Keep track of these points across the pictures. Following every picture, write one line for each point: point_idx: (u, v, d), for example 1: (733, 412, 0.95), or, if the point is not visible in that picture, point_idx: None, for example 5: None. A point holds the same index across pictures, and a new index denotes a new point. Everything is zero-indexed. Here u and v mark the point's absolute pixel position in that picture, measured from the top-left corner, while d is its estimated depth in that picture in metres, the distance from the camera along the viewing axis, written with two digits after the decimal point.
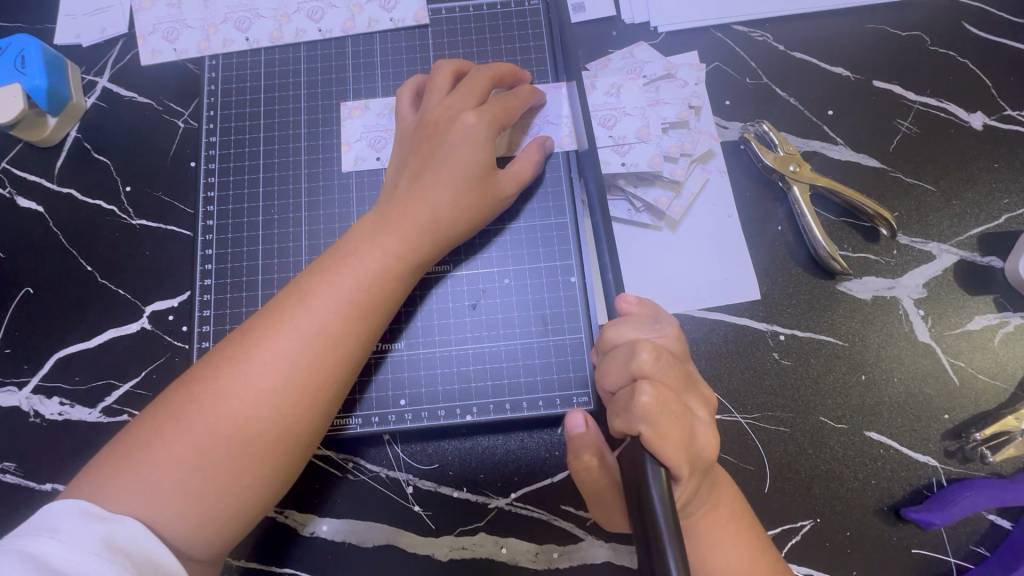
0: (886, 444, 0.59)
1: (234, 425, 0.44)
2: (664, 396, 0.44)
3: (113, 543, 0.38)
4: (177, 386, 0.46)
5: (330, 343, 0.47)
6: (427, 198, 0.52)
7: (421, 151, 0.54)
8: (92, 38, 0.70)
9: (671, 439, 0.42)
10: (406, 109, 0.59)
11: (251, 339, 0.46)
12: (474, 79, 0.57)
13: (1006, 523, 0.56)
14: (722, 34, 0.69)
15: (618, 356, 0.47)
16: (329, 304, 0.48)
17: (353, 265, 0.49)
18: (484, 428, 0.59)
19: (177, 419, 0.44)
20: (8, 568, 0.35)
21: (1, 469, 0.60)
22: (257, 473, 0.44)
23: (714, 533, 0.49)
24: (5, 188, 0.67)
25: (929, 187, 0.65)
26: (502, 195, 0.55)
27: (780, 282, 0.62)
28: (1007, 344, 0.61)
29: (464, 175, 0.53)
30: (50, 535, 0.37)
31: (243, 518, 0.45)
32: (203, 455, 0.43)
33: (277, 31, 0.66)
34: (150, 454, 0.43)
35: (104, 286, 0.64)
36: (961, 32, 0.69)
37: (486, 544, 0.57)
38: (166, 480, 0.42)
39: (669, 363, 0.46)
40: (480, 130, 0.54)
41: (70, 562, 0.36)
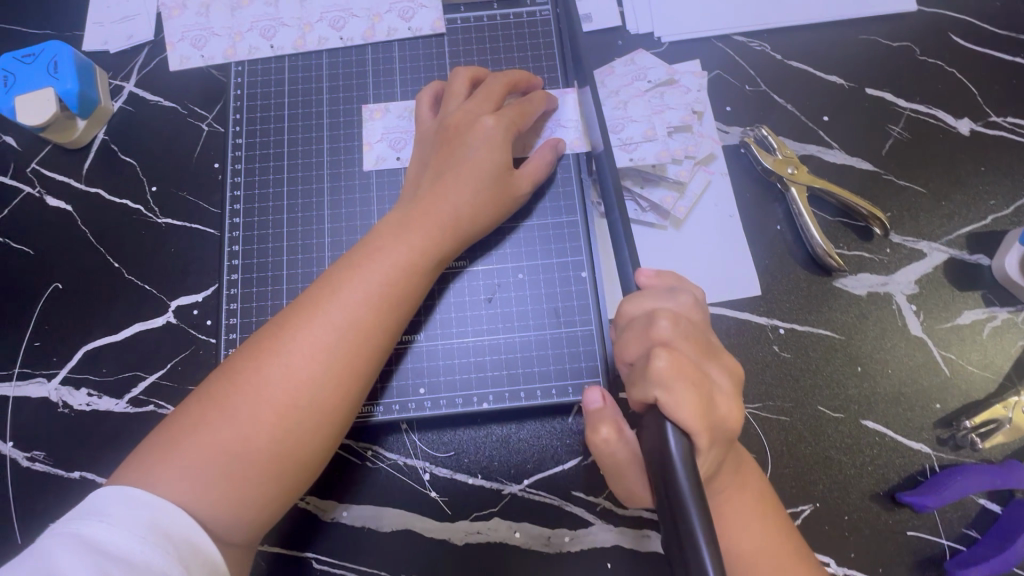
0: (882, 432, 0.62)
1: (274, 412, 0.46)
2: (680, 362, 0.45)
3: (156, 527, 0.41)
4: (217, 376, 0.49)
5: (361, 335, 0.50)
6: (449, 196, 0.55)
7: (441, 153, 0.57)
8: (119, 45, 0.73)
9: (689, 405, 0.43)
10: (426, 113, 0.62)
11: (286, 330, 0.49)
12: (491, 85, 0.60)
13: (996, 507, 0.59)
14: (723, 44, 0.73)
15: (636, 327, 0.50)
16: (359, 298, 0.50)
17: (381, 260, 0.52)
18: (498, 418, 0.62)
19: (219, 407, 0.46)
20: (62, 551, 0.38)
21: (31, 458, 0.62)
22: (295, 456, 0.47)
23: (736, 516, 0.51)
24: (34, 188, 0.69)
25: (920, 189, 0.68)
26: (518, 193, 0.59)
27: (780, 279, 0.66)
28: (995, 337, 0.64)
29: (483, 176, 0.56)
30: (98, 519, 0.40)
31: (280, 501, 0.47)
32: (245, 440, 0.46)
33: (300, 38, 0.69)
34: (194, 439, 0.45)
35: (131, 282, 0.67)
36: (948, 43, 0.73)
37: (500, 529, 0.60)
38: (212, 464, 0.44)
39: (686, 329, 0.48)
40: (497, 133, 0.57)
41: (117, 543, 0.39)
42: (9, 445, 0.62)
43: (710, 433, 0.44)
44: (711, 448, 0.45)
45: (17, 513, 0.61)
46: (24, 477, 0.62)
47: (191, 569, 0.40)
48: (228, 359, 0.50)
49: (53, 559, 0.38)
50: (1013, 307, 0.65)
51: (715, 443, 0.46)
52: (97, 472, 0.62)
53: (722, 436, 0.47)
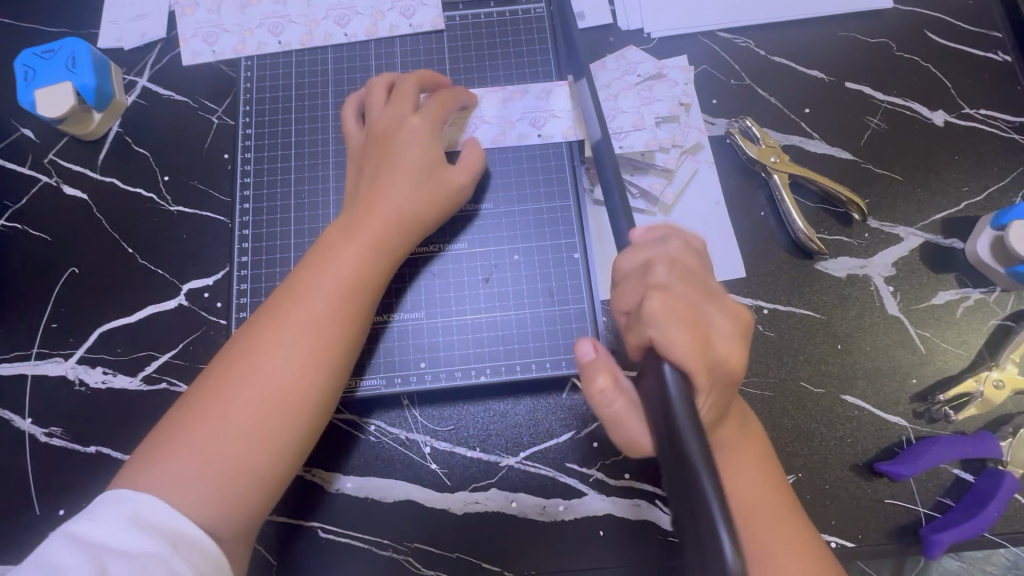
0: (861, 406, 0.65)
1: (255, 410, 0.49)
2: (674, 303, 0.47)
3: (139, 517, 0.43)
4: (193, 389, 0.51)
5: (325, 330, 0.52)
6: (389, 194, 0.58)
7: (373, 160, 0.60)
8: (133, 41, 0.76)
9: (685, 341, 0.45)
10: (353, 123, 0.65)
11: (251, 338, 0.52)
12: (403, 86, 0.63)
13: (968, 476, 0.62)
14: (708, 40, 0.76)
15: (630, 279, 0.51)
16: (319, 297, 0.53)
17: (334, 262, 0.55)
18: (495, 393, 0.65)
19: (198, 416, 0.49)
20: (57, 547, 0.41)
21: (48, 433, 0.65)
22: (280, 446, 0.50)
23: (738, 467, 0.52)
24: (51, 177, 0.73)
25: (897, 177, 0.72)
26: (457, 184, 0.61)
27: (763, 262, 0.69)
28: (969, 317, 0.67)
29: (417, 173, 0.59)
30: (87, 517, 0.43)
31: (272, 489, 0.50)
32: (228, 438, 0.48)
33: (307, 35, 0.73)
34: (178, 449, 0.47)
35: (144, 266, 0.70)
36: (924, 39, 0.76)
37: (497, 499, 0.63)
38: (200, 464, 0.47)
39: (678, 275, 0.49)
40: (421, 134, 0.60)
41: (106, 536, 0.42)
42: (27, 421, 0.65)
43: (708, 369, 0.46)
44: (713, 386, 0.47)
45: (36, 485, 0.64)
46: (42, 451, 0.65)
47: (180, 550, 0.43)
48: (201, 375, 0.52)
49: (50, 556, 0.41)
50: (986, 289, 0.68)
51: (715, 385, 0.47)
52: (111, 446, 0.65)
53: (721, 377, 0.47)
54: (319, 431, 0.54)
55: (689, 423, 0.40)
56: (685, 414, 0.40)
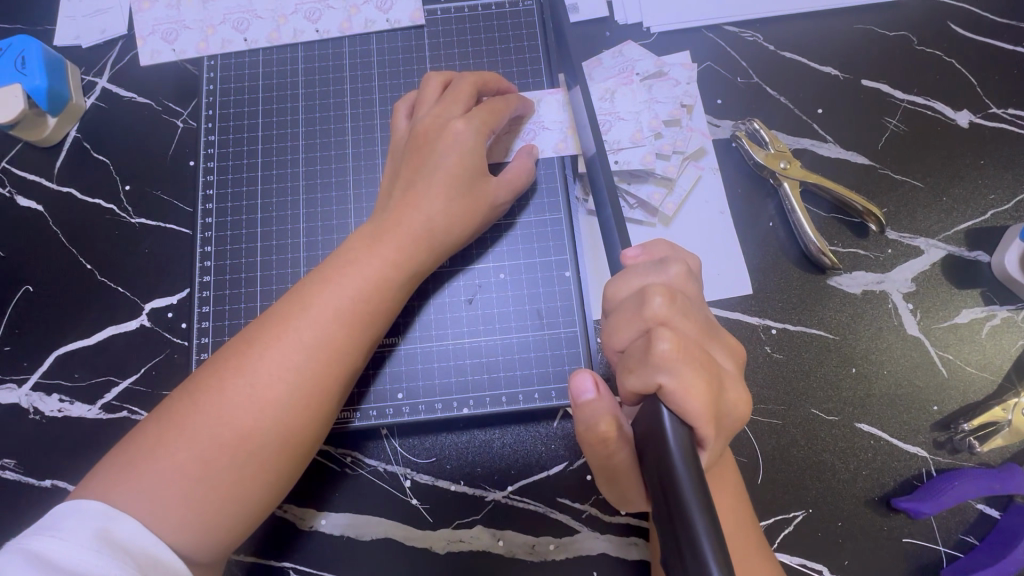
0: (877, 436, 0.60)
1: (239, 435, 0.45)
2: (685, 344, 0.41)
3: (112, 540, 0.39)
4: (180, 394, 0.47)
5: (331, 354, 0.48)
6: (421, 206, 0.53)
7: (411, 161, 0.55)
8: (91, 39, 0.70)
9: (697, 390, 0.39)
10: (400, 121, 0.59)
11: (255, 348, 0.47)
12: (459, 86, 0.57)
13: (994, 512, 0.57)
14: (713, 34, 0.70)
15: (627, 308, 0.45)
16: (330, 315, 0.48)
17: (352, 275, 0.50)
18: (481, 422, 0.60)
19: (181, 427, 0.45)
20: (11, 566, 0.36)
21: (2, 466, 0.61)
22: (261, 480, 0.46)
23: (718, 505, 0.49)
24: (5, 187, 0.68)
25: (917, 184, 0.66)
26: (496, 202, 0.57)
27: (770, 278, 0.64)
28: (994, 337, 0.62)
29: (456, 183, 0.54)
30: (50, 533, 0.38)
31: (245, 525, 0.46)
32: (207, 463, 0.44)
33: (275, 31, 0.67)
34: (155, 461, 0.43)
35: (104, 284, 0.65)
36: (947, 32, 0.70)
37: (483, 537, 0.58)
38: (172, 489, 0.43)
39: (682, 306, 0.44)
40: (470, 136, 0.54)
41: (71, 557, 0.37)
42: None
43: (717, 418, 0.41)
44: (718, 435, 0.42)
45: None
46: None
47: None
48: (193, 375, 0.48)
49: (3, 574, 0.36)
50: (1013, 306, 0.62)
51: (719, 433, 0.43)
52: (69, 480, 0.60)
53: (724, 423, 0.43)
54: (306, 464, 0.49)
55: (692, 487, 0.34)
56: (688, 477, 0.35)
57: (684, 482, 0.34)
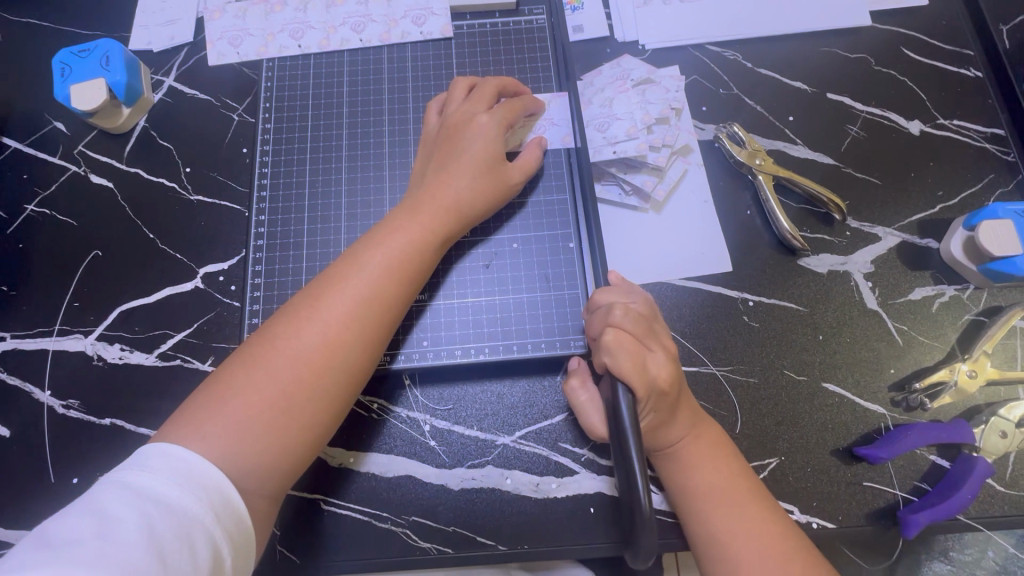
0: (841, 393, 0.68)
1: (307, 370, 0.53)
2: (624, 336, 0.55)
3: (189, 477, 0.46)
4: (253, 340, 0.55)
5: (381, 303, 0.57)
6: (451, 183, 0.63)
7: (443, 148, 0.65)
8: (161, 44, 0.81)
9: (628, 366, 0.53)
10: (432, 116, 0.70)
11: (315, 300, 0.56)
12: (483, 88, 0.67)
13: (944, 462, 0.65)
14: (699, 53, 0.82)
15: (598, 313, 0.59)
16: (378, 271, 0.57)
17: (395, 240, 0.59)
18: (493, 375, 0.68)
19: (259, 366, 0.53)
20: (112, 494, 0.44)
21: (66, 405, 0.68)
22: (325, 409, 0.54)
23: (695, 457, 0.58)
24: (80, 167, 0.77)
25: (876, 181, 0.76)
26: (512, 182, 0.66)
27: (748, 257, 0.73)
28: (944, 311, 0.71)
29: (481, 166, 0.64)
30: (140, 469, 0.46)
31: (310, 449, 0.54)
32: (281, 392, 0.52)
33: (325, 40, 0.78)
34: (241, 393, 0.52)
35: (164, 251, 0.74)
36: (901, 55, 0.82)
37: (493, 476, 0.65)
38: (252, 414, 0.51)
39: (635, 316, 0.58)
40: (492, 128, 0.65)
41: (158, 489, 0.45)
42: (47, 393, 0.69)
43: (645, 387, 0.54)
44: (648, 402, 0.54)
45: (53, 455, 0.67)
46: (59, 423, 0.68)
47: (221, 517, 0.46)
48: (264, 326, 0.56)
49: (106, 502, 0.43)
50: (959, 286, 0.72)
51: (652, 399, 0.55)
52: (126, 418, 0.68)
53: (658, 395, 0.55)
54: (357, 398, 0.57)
55: (635, 437, 0.47)
56: (631, 425, 0.48)
57: (628, 431, 0.47)
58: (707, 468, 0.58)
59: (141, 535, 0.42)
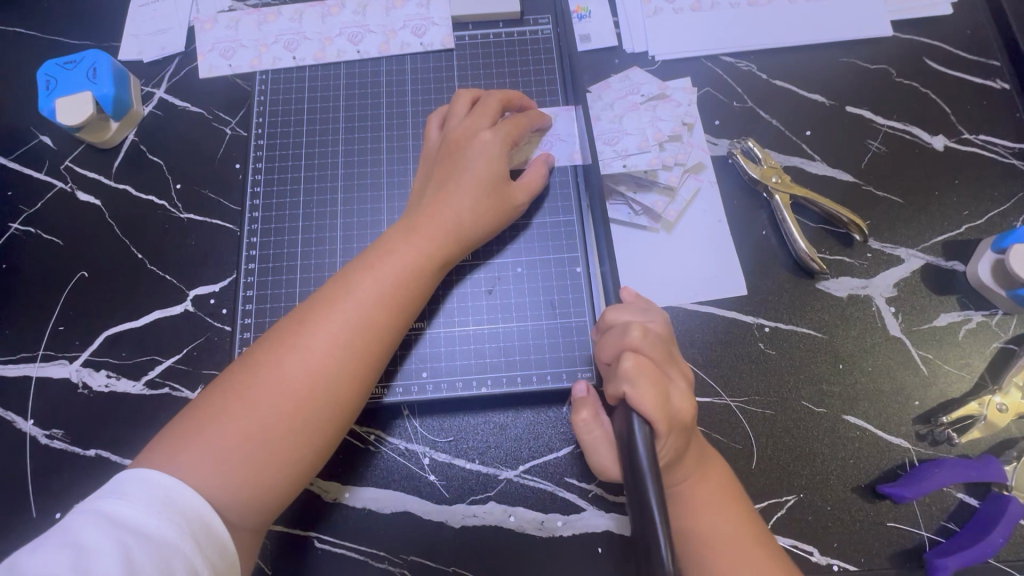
0: (863, 426, 0.64)
1: (293, 403, 0.50)
2: (645, 362, 0.51)
3: (170, 505, 0.44)
4: (236, 368, 0.52)
5: (373, 332, 0.53)
6: (452, 203, 0.59)
7: (444, 165, 0.62)
8: (151, 54, 0.78)
9: (650, 397, 0.49)
10: (433, 131, 0.66)
11: (304, 327, 0.53)
12: (487, 102, 0.64)
13: (974, 501, 0.61)
14: (711, 64, 0.78)
15: (612, 333, 0.55)
16: (372, 297, 0.54)
17: (391, 263, 0.56)
18: (496, 406, 0.65)
19: (241, 397, 0.50)
20: (87, 525, 0.42)
21: (49, 435, 0.65)
22: (310, 445, 0.51)
23: (701, 500, 0.55)
24: (66, 183, 0.74)
25: (898, 200, 0.72)
26: (516, 203, 0.63)
27: (764, 280, 0.69)
28: (971, 339, 0.67)
29: (483, 185, 0.60)
30: (119, 496, 0.43)
31: (293, 487, 0.51)
32: (264, 427, 0.49)
33: (320, 51, 0.75)
34: (219, 426, 0.49)
35: (152, 272, 0.71)
36: (924, 67, 0.78)
37: (495, 513, 0.62)
38: (232, 450, 0.48)
39: (654, 340, 0.54)
40: (496, 145, 0.61)
41: (135, 518, 0.42)
42: (29, 422, 0.66)
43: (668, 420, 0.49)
44: (670, 436, 0.50)
45: (34, 488, 0.64)
46: (42, 454, 0.65)
47: (202, 547, 0.44)
48: (248, 352, 0.53)
49: (81, 533, 0.41)
50: (987, 311, 0.68)
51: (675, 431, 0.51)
52: (112, 449, 0.65)
53: (679, 429, 0.51)
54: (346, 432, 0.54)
55: (651, 472, 0.43)
56: (647, 459, 0.44)
57: (643, 465, 0.43)
58: (712, 512, 0.54)
59: (118, 568, 0.40)
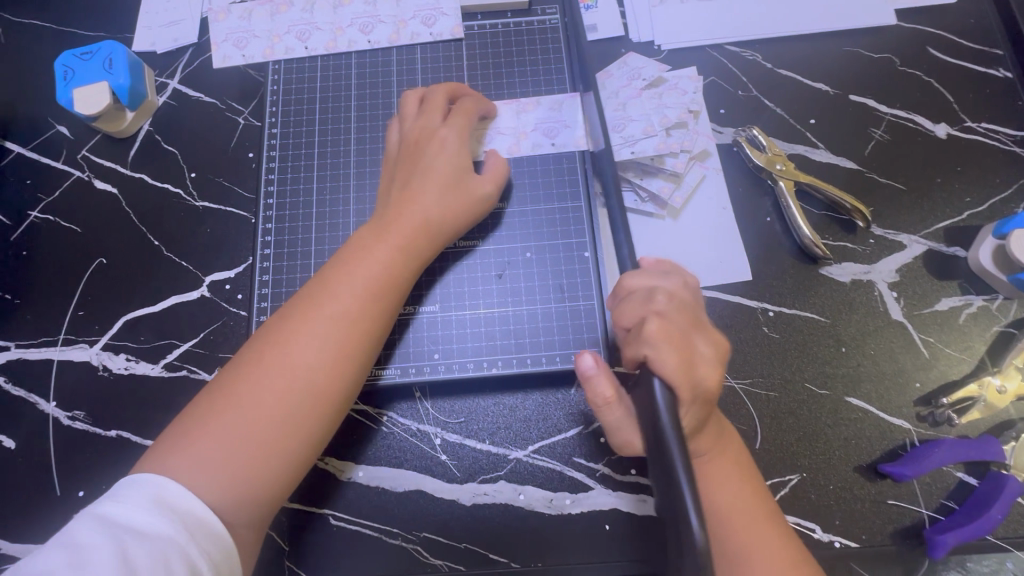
0: (864, 408, 0.66)
1: (280, 400, 0.51)
2: (669, 327, 0.52)
3: (163, 502, 0.46)
4: (222, 373, 0.54)
5: (353, 329, 0.55)
6: (418, 201, 0.60)
7: (404, 165, 0.63)
8: (166, 46, 0.80)
9: (673, 360, 0.49)
10: (393, 134, 0.67)
11: (285, 328, 0.54)
12: (433, 98, 0.65)
13: (973, 480, 0.63)
14: (717, 53, 0.79)
15: (634, 300, 0.55)
16: (349, 294, 0.55)
17: (365, 261, 0.57)
18: (506, 388, 0.67)
19: (229, 399, 0.51)
20: (84, 527, 0.44)
21: (72, 417, 0.67)
22: (301, 439, 0.52)
23: (718, 475, 0.56)
24: (84, 172, 0.76)
25: (901, 187, 0.73)
26: (483, 193, 0.63)
27: (769, 265, 0.71)
28: (972, 323, 0.68)
29: (445, 181, 0.61)
30: (113, 500, 0.46)
31: (286, 480, 0.52)
32: (253, 424, 0.50)
33: (332, 41, 0.76)
34: (210, 429, 0.50)
35: (169, 258, 0.73)
36: (927, 55, 0.79)
37: (505, 492, 0.64)
38: (224, 449, 0.49)
39: (677, 305, 0.54)
40: (453, 141, 0.63)
41: (128, 517, 0.44)
42: (52, 404, 0.68)
43: (691, 388, 0.50)
44: (693, 403, 0.51)
45: (58, 467, 0.66)
46: (65, 435, 0.67)
47: (197, 538, 0.45)
48: (235, 358, 0.55)
49: (79, 535, 0.43)
50: (987, 296, 0.69)
51: (696, 400, 0.51)
52: (132, 430, 0.67)
53: (702, 399, 0.52)
54: (336, 424, 0.55)
55: (675, 436, 0.44)
56: (670, 424, 0.45)
57: (667, 429, 0.44)
58: (727, 485, 0.56)
59: (115, 563, 0.42)
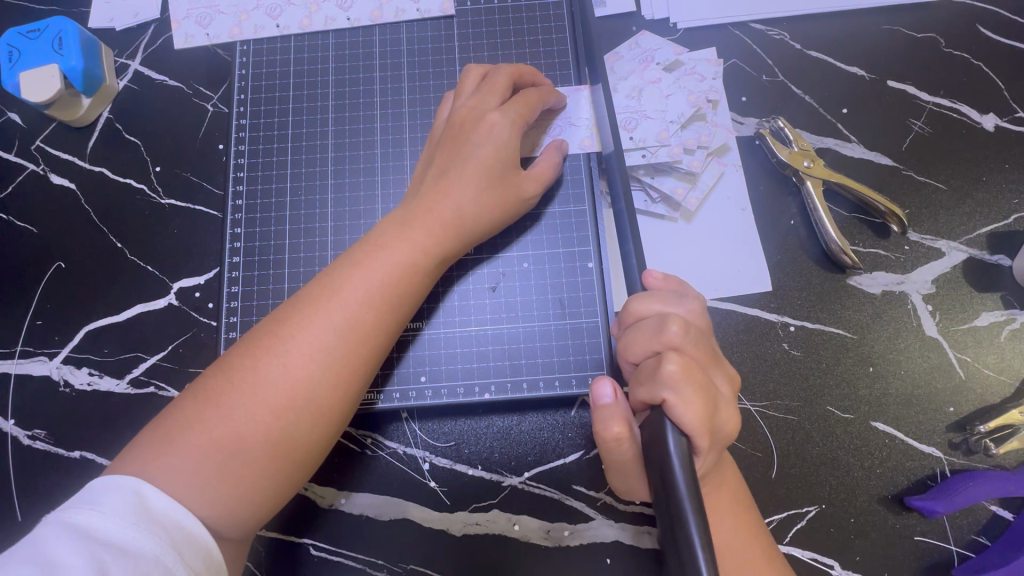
0: (892, 434, 0.60)
1: (272, 413, 0.45)
2: (690, 366, 0.45)
3: (147, 514, 0.40)
4: (213, 371, 0.47)
5: (359, 336, 0.48)
6: (451, 194, 0.54)
7: (446, 149, 0.56)
8: (124, 22, 0.71)
9: (696, 407, 0.43)
10: (442, 111, 0.60)
11: (286, 329, 0.48)
12: (496, 77, 0.58)
13: (1008, 514, 0.58)
14: (740, 32, 0.70)
15: (646, 328, 0.48)
16: (360, 298, 0.49)
17: (384, 259, 0.51)
18: (500, 409, 0.61)
19: (217, 404, 0.45)
20: (55, 539, 0.37)
21: (32, 436, 0.62)
22: (290, 460, 0.46)
23: (721, 512, 0.51)
24: (39, 166, 0.69)
25: (941, 186, 0.66)
26: (525, 194, 0.57)
27: (791, 274, 0.64)
28: (1013, 341, 0.62)
29: (488, 174, 0.55)
30: (90, 507, 0.39)
31: (271, 505, 0.46)
32: (240, 438, 0.44)
33: (307, 18, 0.68)
34: (188, 438, 0.44)
35: (133, 262, 0.66)
36: (976, 35, 0.70)
37: (499, 521, 0.59)
38: (205, 464, 0.43)
39: (697, 336, 0.47)
40: (504, 128, 0.55)
41: (109, 529, 0.38)
42: (10, 423, 0.63)
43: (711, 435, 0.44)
44: (711, 450, 0.46)
45: (18, 491, 0.61)
46: (24, 456, 0.62)
47: (185, 557, 0.40)
48: (227, 355, 0.48)
49: (48, 547, 0.37)
50: None
51: (714, 448, 0.46)
52: (96, 451, 0.62)
53: (719, 442, 0.47)
54: (331, 444, 0.49)
55: (689, 493, 0.37)
56: (686, 483, 0.38)
57: (683, 490, 0.37)
58: (727, 525, 0.50)
59: None
